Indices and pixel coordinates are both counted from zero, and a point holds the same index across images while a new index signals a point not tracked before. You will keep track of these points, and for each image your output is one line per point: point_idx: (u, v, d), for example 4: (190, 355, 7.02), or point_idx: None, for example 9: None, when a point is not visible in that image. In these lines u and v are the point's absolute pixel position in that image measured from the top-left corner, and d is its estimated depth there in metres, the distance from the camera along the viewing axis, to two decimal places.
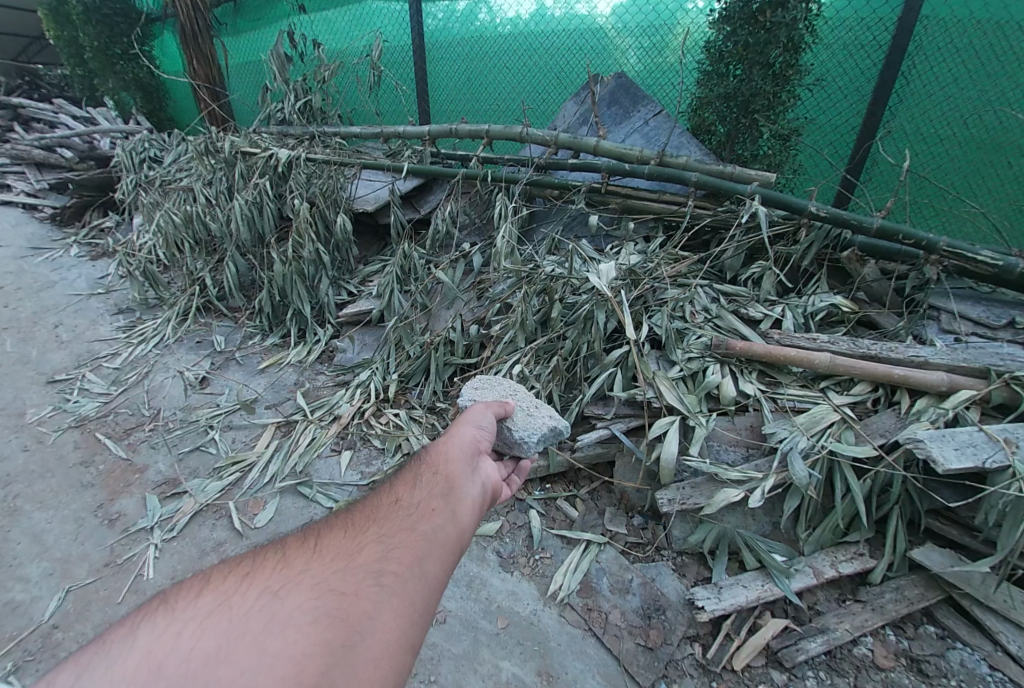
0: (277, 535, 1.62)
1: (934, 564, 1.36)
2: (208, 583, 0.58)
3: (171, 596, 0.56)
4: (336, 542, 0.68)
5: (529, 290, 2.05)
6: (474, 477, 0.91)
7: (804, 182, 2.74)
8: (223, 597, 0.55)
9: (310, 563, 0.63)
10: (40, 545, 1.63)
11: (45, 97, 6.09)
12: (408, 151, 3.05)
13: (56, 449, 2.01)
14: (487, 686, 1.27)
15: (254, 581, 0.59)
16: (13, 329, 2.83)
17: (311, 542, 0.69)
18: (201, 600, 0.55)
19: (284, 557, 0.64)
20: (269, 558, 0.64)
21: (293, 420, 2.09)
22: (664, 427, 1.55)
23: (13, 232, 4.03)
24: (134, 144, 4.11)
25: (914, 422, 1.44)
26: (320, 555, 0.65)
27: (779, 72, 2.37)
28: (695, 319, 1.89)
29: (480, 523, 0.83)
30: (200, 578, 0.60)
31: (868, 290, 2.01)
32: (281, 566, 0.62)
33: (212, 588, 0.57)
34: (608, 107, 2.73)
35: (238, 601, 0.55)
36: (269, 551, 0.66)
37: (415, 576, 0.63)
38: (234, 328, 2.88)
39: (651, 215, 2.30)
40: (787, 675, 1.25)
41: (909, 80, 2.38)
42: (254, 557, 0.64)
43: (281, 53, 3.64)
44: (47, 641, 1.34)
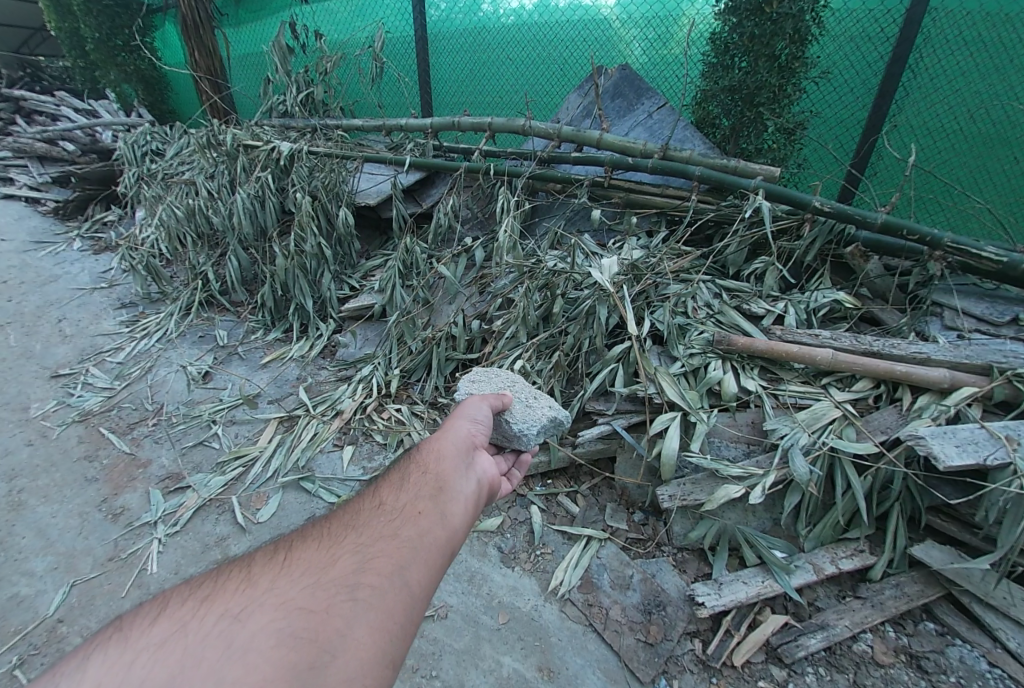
0: (280, 530, 1.63)
1: (934, 561, 1.35)
2: (164, 609, 0.59)
3: (127, 624, 0.57)
4: (308, 555, 0.68)
5: (530, 284, 2.04)
6: (467, 475, 0.91)
7: (809, 176, 2.71)
8: (177, 627, 0.56)
9: (277, 584, 0.63)
10: (45, 538, 1.65)
11: (47, 90, 6.08)
12: (411, 144, 3.03)
13: (61, 444, 2.03)
14: (487, 680, 1.28)
15: (213, 605, 0.59)
16: (16, 323, 2.84)
17: (288, 558, 0.69)
18: (156, 629, 0.56)
19: (250, 579, 0.64)
20: (234, 584, 0.64)
21: (295, 415, 2.10)
22: (666, 423, 1.55)
23: (17, 226, 4.04)
24: (137, 136, 4.12)
25: (916, 419, 1.43)
26: (289, 573, 0.65)
27: (785, 64, 2.33)
28: (697, 314, 1.87)
29: (473, 523, 0.83)
30: (159, 602, 0.60)
31: (871, 286, 1.99)
32: (245, 590, 0.62)
33: (169, 615, 0.58)
34: (612, 100, 2.70)
35: (192, 630, 0.55)
36: (241, 575, 0.67)
37: (394, 592, 0.63)
38: (237, 322, 2.89)
39: (654, 209, 2.28)
40: (786, 671, 1.26)
41: (916, 73, 2.34)
42: (217, 577, 0.64)
43: (282, 45, 3.62)
44: (52, 635, 1.36)
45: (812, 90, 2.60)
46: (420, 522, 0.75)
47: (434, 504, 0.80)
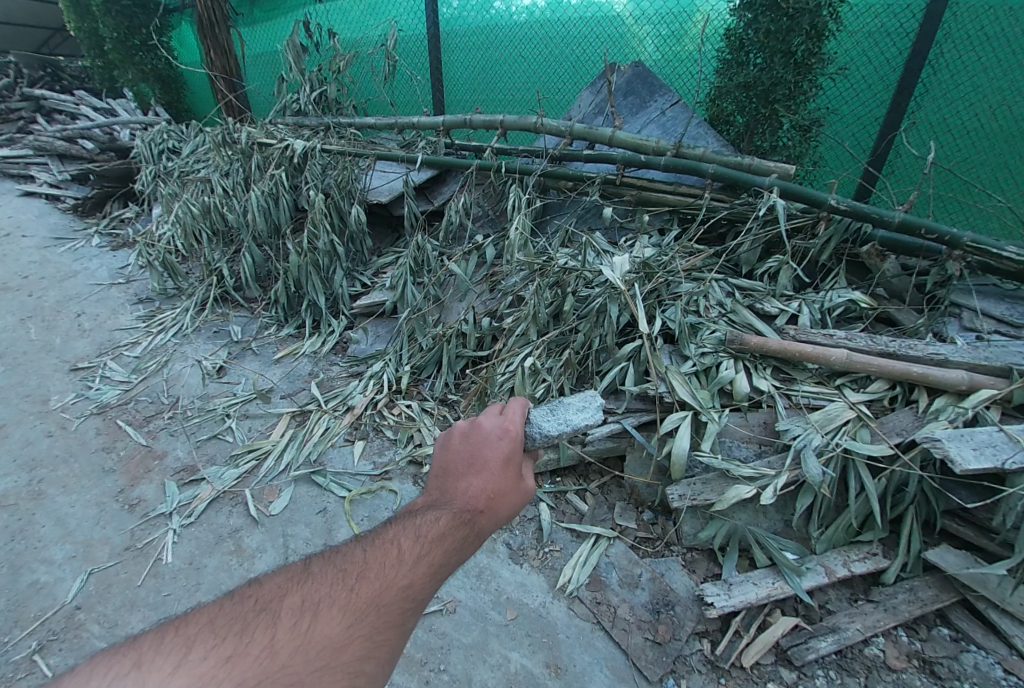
0: (292, 523, 1.66)
1: (949, 566, 1.33)
2: (187, 653, 0.50)
3: (145, 658, 0.48)
4: (327, 613, 0.58)
5: (541, 282, 2.04)
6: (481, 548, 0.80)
7: (824, 175, 2.67)
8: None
9: (298, 642, 0.54)
10: (64, 527, 1.69)
11: (67, 89, 6.20)
12: (423, 142, 3.04)
13: (79, 435, 2.07)
14: (495, 676, 1.29)
15: (237, 663, 0.50)
16: (37, 317, 2.90)
17: (314, 595, 0.60)
18: (174, 680, 0.46)
19: (274, 630, 0.55)
20: (254, 632, 0.54)
21: (307, 409, 2.13)
22: (676, 423, 1.54)
23: (38, 222, 4.12)
24: (154, 135, 4.18)
25: (932, 421, 1.41)
26: (317, 625, 0.56)
27: (801, 60, 2.29)
28: (709, 314, 1.86)
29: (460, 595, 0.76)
30: (181, 640, 0.51)
31: (888, 286, 1.95)
32: (268, 647, 0.52)
33: (189, 663, 0.48)
34: (624, 97, 2.68)
35: None
36: (260, 614, 0.57)
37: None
38: (250, 318, 2.93)
39: (666, 207, 2.26)
40: (796, 674, 1.25)
41: (937, 69, 2.29)
42: (237, 625, 0.55)
43: (296, 43, 3.65)
44: (70, 621, 1.39)
45: (828, 86, 2.56)
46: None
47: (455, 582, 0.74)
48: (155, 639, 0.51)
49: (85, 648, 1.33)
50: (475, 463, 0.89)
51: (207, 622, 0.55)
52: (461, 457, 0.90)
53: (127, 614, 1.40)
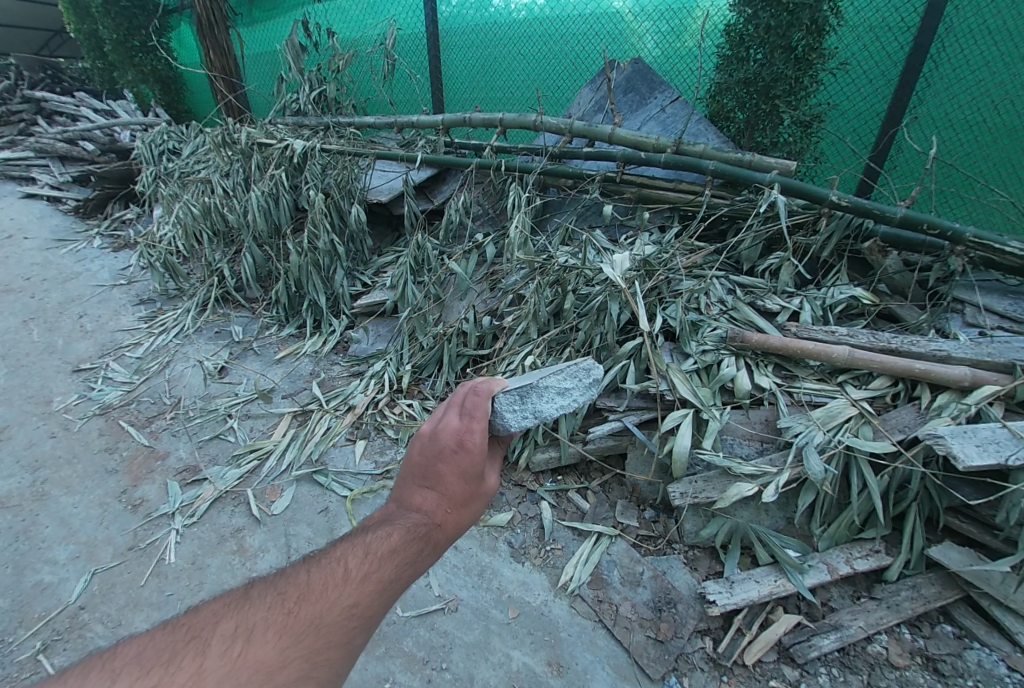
0: (294, 522, 1.67)
1: (952, 563, 1.33)
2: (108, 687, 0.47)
3: None
4: (261, 638, 0.55)
5: (541, 280, 2.03)
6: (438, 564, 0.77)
7: (825, 171, 2.66)
8: None
9: (229, 668, 0.51)
10: (68, 528, 1.69)
11: (68, 91, 6.21)
12: (422, 140, 3.03)
13: (82, 436, 2.08)
14: (497, 674, 1.29)
15: None
16: (39, 319, 2.91)
17: (247, 620, 0.57)
18: None
19: (201, 660, 0.51)
20: (180, 663, 0.51)
21: (308, 409, 2.13)
22: (677, 421, 1.54)
23: (40, 224, 4.13)
24: (154, 136, 4.19)
25: (935, 418, 1.40)
26: (250, 649, 0.53)
27: (802, 55, 2.28)
28: (710, 311, 1.85)
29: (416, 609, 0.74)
30: (106, 675, 0.49)
31: (890, 282, 1.92)
32: (193, 677, 0.49)
33: None
34: (624, 94, 2.67)
35: None
36: (190, 643, 0.53)
37: None
38: (252, 318, 2.93)
39: (667, 205, 2.25)
40: (799, 671, 1.25)
41: (938, 64, 2.26)
42: (169, 654, 0.52)
43: (295, 43, 3.64)
44: (74, 621, 1.40)
45: (829, 81, 2.55)
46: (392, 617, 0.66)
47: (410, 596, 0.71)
48: (73, 676, 0.48)
49: (89, 648, 1.33)
50: (434, 471, 0.83)
51: (133, 654, 0.52)
52: (421, 461, 0.84)
53: (130, 614, 1.41)
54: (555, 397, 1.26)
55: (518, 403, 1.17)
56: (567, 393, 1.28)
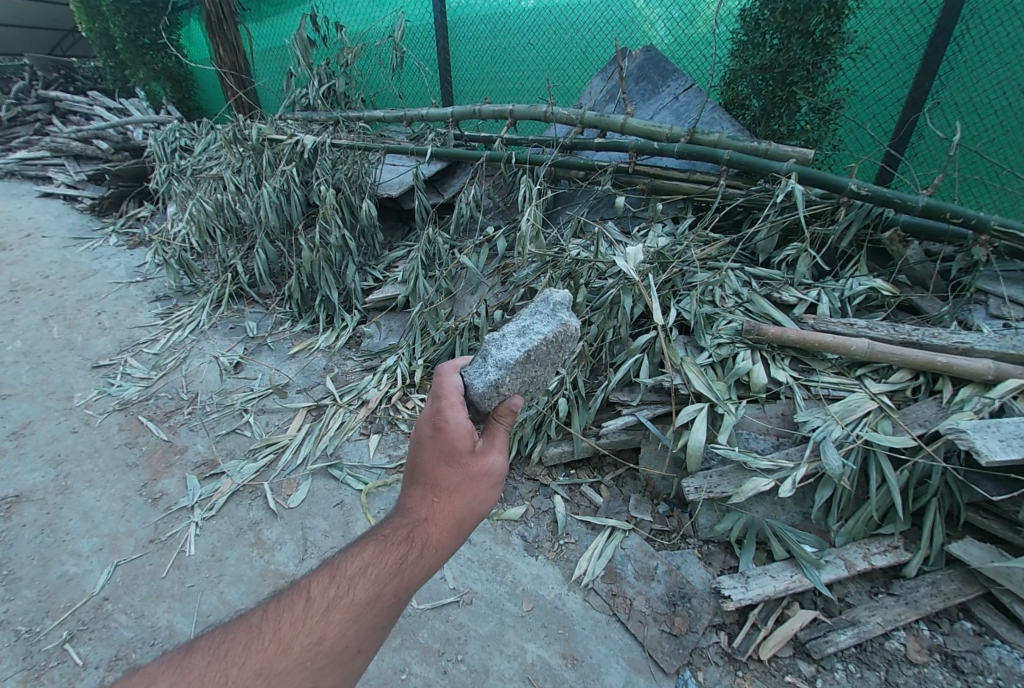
0: (310, 515, 1.69)
1: (973, 559, 1.31)
2: None
3: None
4: None
5: (553, 274, 2.02)
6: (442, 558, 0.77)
7: (843, 159, 2.60)
8: None
9: None
10: (91, 520, 1.74)
11: (81, 90, 6.27)
12: (432, 134, 3.02)
13: (103, 431, 2.12)
14: (512, 666, 1.30)
15: None
16: (58, 317, 2.97)
17: (183, 680, 0.56)
18: None
19: None
20: None
21: (322, 404, 2.15)
22: (692, 415, 1.52)
23: (57, 223, 4.20)
24: (166, 134, 4.23)
25: (956, 412, 1.37)
26: None
27: (820, 40, 2.21)
28: (725, 304, 1.83)
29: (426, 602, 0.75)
30: None
31: (910, 273, 1.88)
32: None
33: None
34: (636, 83, 2.63)
35: None
36: None
37: None
38: (265, 314, 2.96)
39: (681, 195, 2.22)
40: (815, 666, 1.25)
41: (962, 46, 2.20)
42: None
43: (303, 36, 3.61)
44: (98, 612, 1.44)
45: (847, 66, 2.48)
46: (380, 633, 0.68)
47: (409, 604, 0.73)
48: None
49: (114, 638, 1.37)
50: (418, 473, 0.84)
51: None
52: (410, 464, 0.87)
53: (153, 605, 1.45)
54: (516, 339, 1.34)
55: (478, 367, 1.26)
56: (527, 330, 1.35)
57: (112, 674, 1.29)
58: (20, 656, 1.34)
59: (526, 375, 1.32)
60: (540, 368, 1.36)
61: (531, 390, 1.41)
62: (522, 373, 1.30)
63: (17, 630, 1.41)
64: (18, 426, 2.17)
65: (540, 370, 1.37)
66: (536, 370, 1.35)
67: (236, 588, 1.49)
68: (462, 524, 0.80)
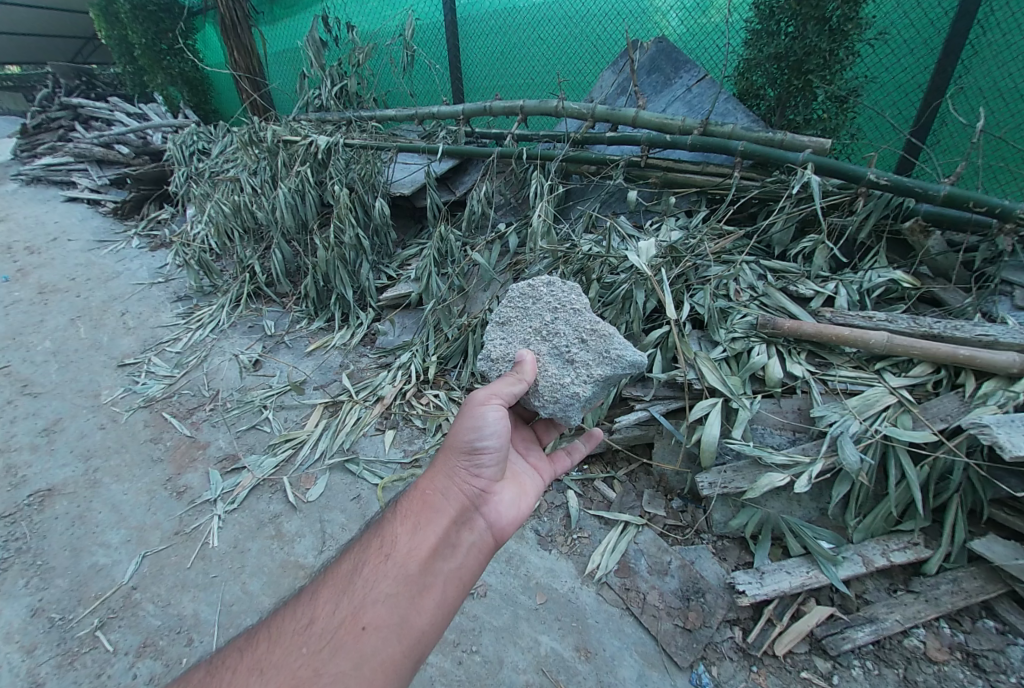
0: (327, 509, 1.73)
1: (996, 556, 1.28)
2: None
3: None
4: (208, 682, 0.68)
5: (565, 270, 2.02)
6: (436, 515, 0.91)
7: (862, 148, 2.53)
8: None
9: None
10: (119, 513, 1.80)
11: (102, 96, 6.40)
12: (443, 132, 3.03)
13: (129, 427, 2.20)
14: (526, 658, 1.32)
15: None
16: (85, 317, 3.07)
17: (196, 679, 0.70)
18: None
19: None
20: None
21: (339, 400, 2.19)
22: (706, 410, 1.51)
23: (82, 227, 4.32)
24: (185, 137, 4.32)
25: (979, 407, 1.34)
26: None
27: (837, 27, 2.16)
28: (739, 298, 1.81)
29: (428, 555, 0.85)
30: None
31: (932, 264, 1.84)
32: None
33: None
34: (648, 75, 2.60)
35: None
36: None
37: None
38: (282, 313, 3.02)
39: (694, 188, 2.20)
40: (831, 663, 1.24)
41: (986, 28, 2.12)
42: None
43: (316, 38, 3.62)
44: (127, 600, 1.50)
45: (866, 52, 2.42)
46: (380, 604, 0.78)
47: (410, 561, 0.84)
48: None
49: (143, 625, 1.43)
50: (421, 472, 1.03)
51: None
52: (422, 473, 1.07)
53: (179, 595, 1.50)
54: None
55: None
56: None
57: (141, 660, 1.34)
58: (55, 641, 1.41)
59: (522, 334, 1.30)
60: (534, 319, 1.31)
61: (552, 341, 1.24)
62: (512, 334, 1.31)
63: (52, 617, 1.47)
64: (50, 423, 2.25)
65: (540, 321, 1.29)
66: (532, 322, 1.30)
67: (258, 579, 1.53)
68: (444, 465, 0.98)
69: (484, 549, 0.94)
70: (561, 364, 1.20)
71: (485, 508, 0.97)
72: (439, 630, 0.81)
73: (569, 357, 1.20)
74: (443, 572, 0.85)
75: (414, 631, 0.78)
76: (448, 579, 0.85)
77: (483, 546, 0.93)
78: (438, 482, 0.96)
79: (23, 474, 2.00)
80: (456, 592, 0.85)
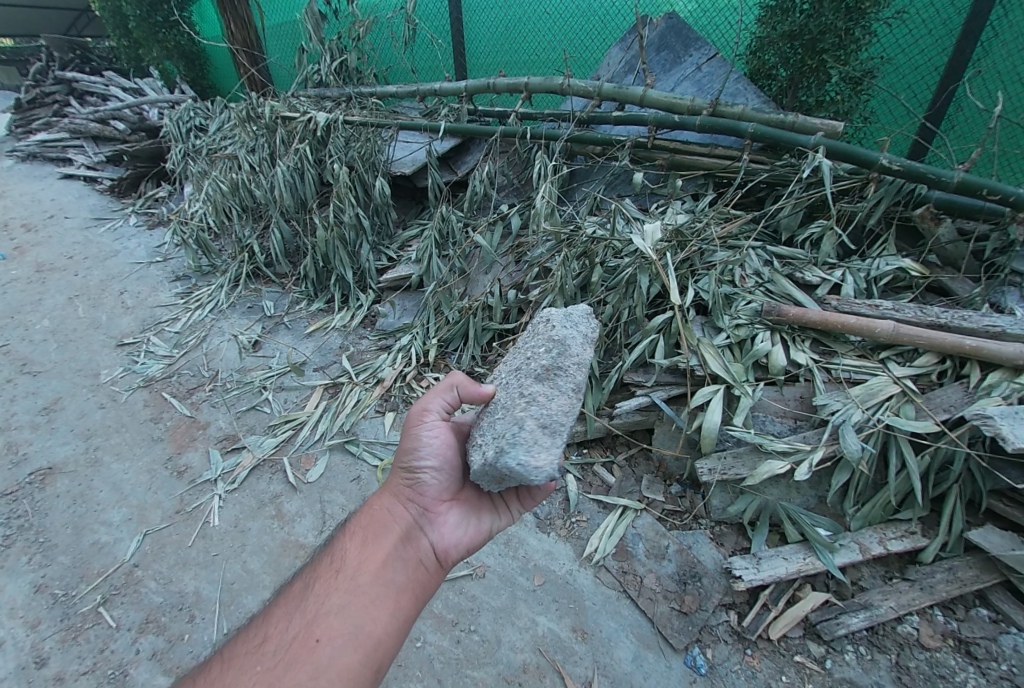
0: (327, 490, 1.73)
1: (992, 547, 1.28)
2: None
3: None
4: None
5: (568, 253, 1.99)
6: (388, 532, 0.95)
7: (874, 133, 2.47)
8: None
9: None
10: (120, 492, 1.81)
11: (97, 69, 6.25)
12: (445, 109, 2.96)
13: (129, 407, 2.19)
14: (523, 638, 1.34)
15: None
16: (84, 296, 3.04)
17: None
18: None
19: None
20: None
21: (339, 382, 2.19)
22: (707, 397, 1.50)
23: (79, 204, 4.26)
24: (181, 113, 4.23)
25: (984, 397, 1.33)
26: None
27: (854, 5, 2.09)
28: (745, 284, 1.78)
29: (379, 567, 0.88)
30: None
31: (941, 253, 1.80)
32: None
33: None
34: (657, 53, 2.53)
35: None
36: None
37: None
38: (282, 293, 2.99)
39: (701, 171, 2.15)
40: (825, 647, 1.26)
41: (1009, 9, 2.04)
42: None
43: (314, 10, 3.51)
44: (129, 578, 1.51)
45: (883, 32, 2.35)
46: (333, 617, 0.78)
47: (359, 574, 0.86)
48: None
49: (145, 602, 1.45)
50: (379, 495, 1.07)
51: None
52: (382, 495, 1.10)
53: (181, 572, 1.52)
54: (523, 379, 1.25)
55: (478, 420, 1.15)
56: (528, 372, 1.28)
57: (144, 636, 1.36)
58: (58, 617, 1.43)
59: (515, 374, 1.23)
60: (536, 360, 1.22)
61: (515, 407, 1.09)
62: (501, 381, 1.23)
63: (54, 593, 1.49)
64: (49, 403, 2.25)
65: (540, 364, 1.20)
66: (531, 367, 1.21)
67: (258, 558, 1.54)
68: (391, 486, 1.04)
69: (438, 564, 0.96)
70: (492, 441, 1.00)
71: (438, 527, 1.00)
72: (396, 635, 0.81)
73: (500, 443, 0.96)
74: (394, 582, 0.87)
75: (371, 638, 0.78)
76: (399, 591, 0.87)
77: (437, 560, 0.96)
78: (384, 505, 1.00)
79: (24, 452, 2.00)
80: (409, 598, 0.87)
